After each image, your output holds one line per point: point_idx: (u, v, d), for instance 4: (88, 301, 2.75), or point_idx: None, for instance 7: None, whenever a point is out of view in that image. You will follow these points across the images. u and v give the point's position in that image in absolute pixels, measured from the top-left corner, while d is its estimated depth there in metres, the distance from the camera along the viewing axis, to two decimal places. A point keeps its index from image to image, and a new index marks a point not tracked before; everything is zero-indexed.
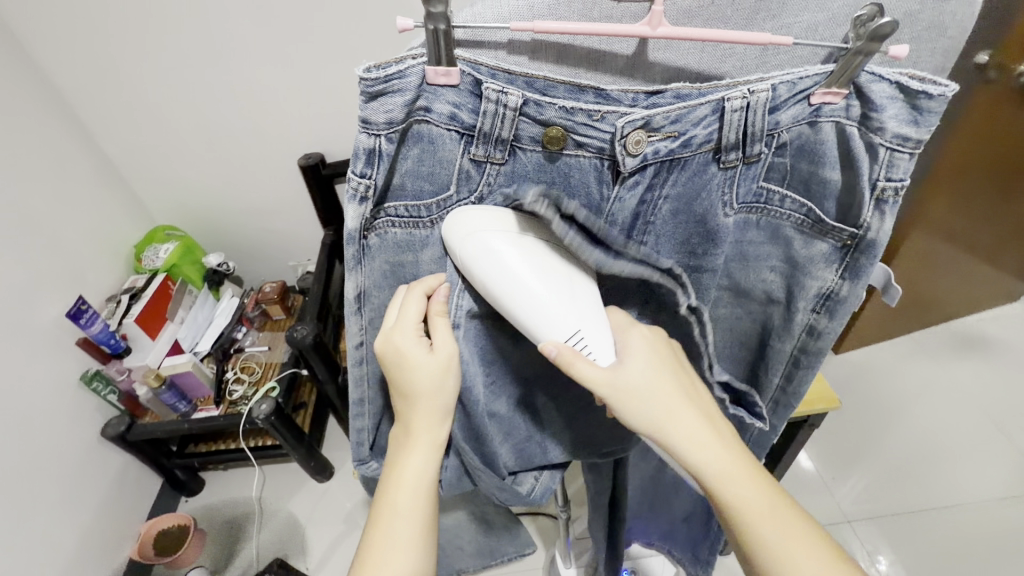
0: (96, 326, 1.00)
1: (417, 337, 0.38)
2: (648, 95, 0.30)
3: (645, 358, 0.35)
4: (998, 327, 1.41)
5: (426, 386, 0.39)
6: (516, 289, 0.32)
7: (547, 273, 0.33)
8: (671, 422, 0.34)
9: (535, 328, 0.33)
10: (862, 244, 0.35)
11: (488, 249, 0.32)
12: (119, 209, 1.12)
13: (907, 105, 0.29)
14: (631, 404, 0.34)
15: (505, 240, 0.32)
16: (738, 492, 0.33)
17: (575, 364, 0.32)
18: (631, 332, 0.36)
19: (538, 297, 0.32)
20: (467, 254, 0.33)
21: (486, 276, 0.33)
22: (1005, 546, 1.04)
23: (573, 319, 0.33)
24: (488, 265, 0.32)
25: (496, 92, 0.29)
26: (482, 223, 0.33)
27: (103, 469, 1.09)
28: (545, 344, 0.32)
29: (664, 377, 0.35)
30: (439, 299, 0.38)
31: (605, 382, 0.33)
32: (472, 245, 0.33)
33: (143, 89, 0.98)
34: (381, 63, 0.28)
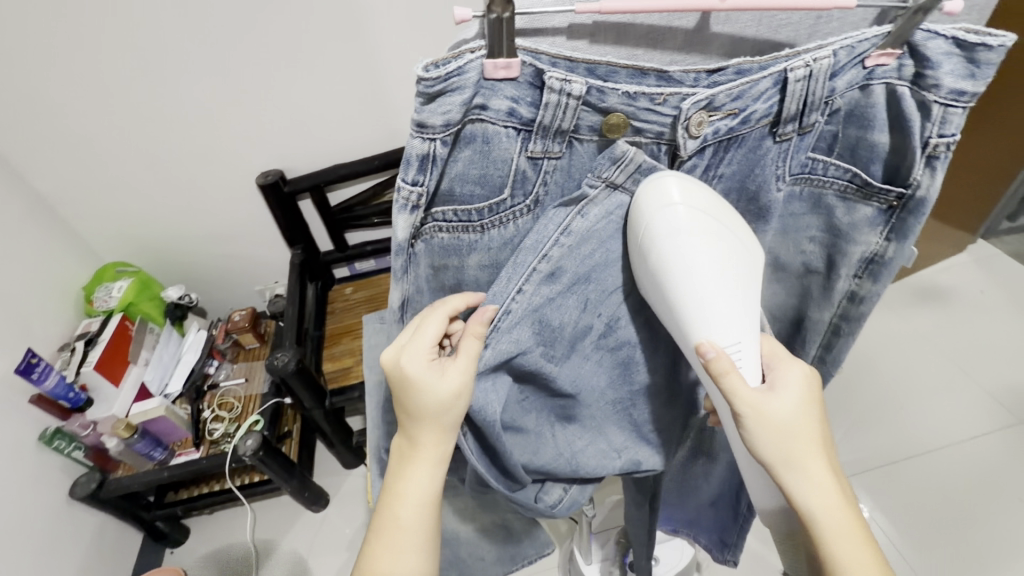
0: (51, 380, 0.91)
1: (428, 362, 0.36)
2: (709, 73, 0.29)
3: (796, 395, 0.33)
4: (949, 277, 1.48)
5: (427, 412, 0.36)
6: (693, 282, 0.31)
7: (727, 272, 0.31)
8: (803, 467, 0.33)
9: (697, 322, 0.32)
10: (910, 203, 0.35)
11: (677, 230, 0.30)
12: (59, 250, 1.02)
13: (963, 59, 0.29)
14: (767, 436, 0.32)
15: (699, 231, 0.31)
16: (845, 550, 0.33)
17: (732, 374, 0.31)
18: (789, 365, 0.35)
19: (714, 295, 0.31)
20: (659, 229, 0.31)
21: (667, 257, 0.31)
22: (983, 478, 1.11)
23: (738, 331, 0.32)
24: (673, 247, 0.31)
25: (559, 82, 0.27)
26: (685, 199, 0.30)
27: (76, 534, 0.99)
28: (702, 343, 0.31)
29: (809, 419, 0.34)
30: (481, 318, 0.34)
31: (750, 405, 0.32)
32: (660, 223, 0.31)
33: (79, 120, 0.90)
34: (439, 59, 0.26)
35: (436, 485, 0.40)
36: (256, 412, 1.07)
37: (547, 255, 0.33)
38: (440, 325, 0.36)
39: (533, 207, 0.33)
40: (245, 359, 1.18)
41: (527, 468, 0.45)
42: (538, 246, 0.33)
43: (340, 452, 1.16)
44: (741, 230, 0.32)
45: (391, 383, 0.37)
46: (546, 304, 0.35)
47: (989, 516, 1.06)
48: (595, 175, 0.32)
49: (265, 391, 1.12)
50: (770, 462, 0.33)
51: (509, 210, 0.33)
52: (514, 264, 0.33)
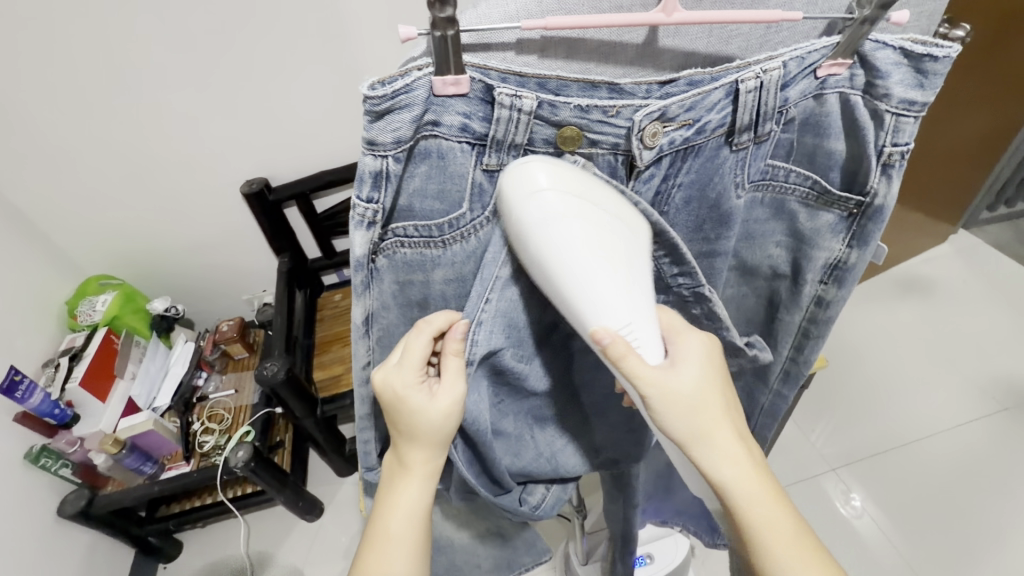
0: (35, 398, 0.90)
1: (418, 381, 0.36)
2: (661, 85, 0.29)
3: (695, 366, 0.34)
4: (934, 267, 1.49)
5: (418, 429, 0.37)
6: (577, 269, 0.30)
7: (608, 254, 0.30)
8: (707, 437, 0.34)
9: (586, 310, 0.31)
10: (869, 211, 0.36)
11: (550, 217, 0.29)
12: (42, 266, 1.01)
13: (912, 69, 0.30)
14: (673, 412, 0.33)
15: (572, 212, 0.29)
16: (760, 511, 0.34)
17: (629, 358, 0.31)
18: (685, 336, 0.35)
19: (599, 280, 0.30)
20: (531, 218, 0.29)
21: (549, 244, 0.29)
22: (969, 466, 1.12)
23: (626, 312, 0.31)
24: (550, 232, 0.29)
25: (509, 97, 0.27)
26: (555, 185, 0.29)
27: (67, 552, 0.99)
28: (597, 331, 0.31)
29: (711, 390, 0.35)
30: (455, 336, 0.35)
31: (653, 384, 0.33)
32: (533, 209, 0.29)
33: (57, 134, 0.89)
34: (385, 79, 0.26)
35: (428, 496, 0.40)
36: (247, 423, 1.07)
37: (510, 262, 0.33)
38: (426, 346, 0.36)
39: (494, 219, 0.33)
40: (234, 370, 1.18)
41: (510, 472, 0.46)
42: (498, 254, 0.33)
43: (332, 460, 1.16)
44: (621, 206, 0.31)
45: (383, 403, 0.38)
46: (514, 312, 0.36)
47: (976, 502, 1.08)
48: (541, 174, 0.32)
49: (254, 401, 1.11)
50: (681, 438, 0.34)
51: (469, 224, 0.33)
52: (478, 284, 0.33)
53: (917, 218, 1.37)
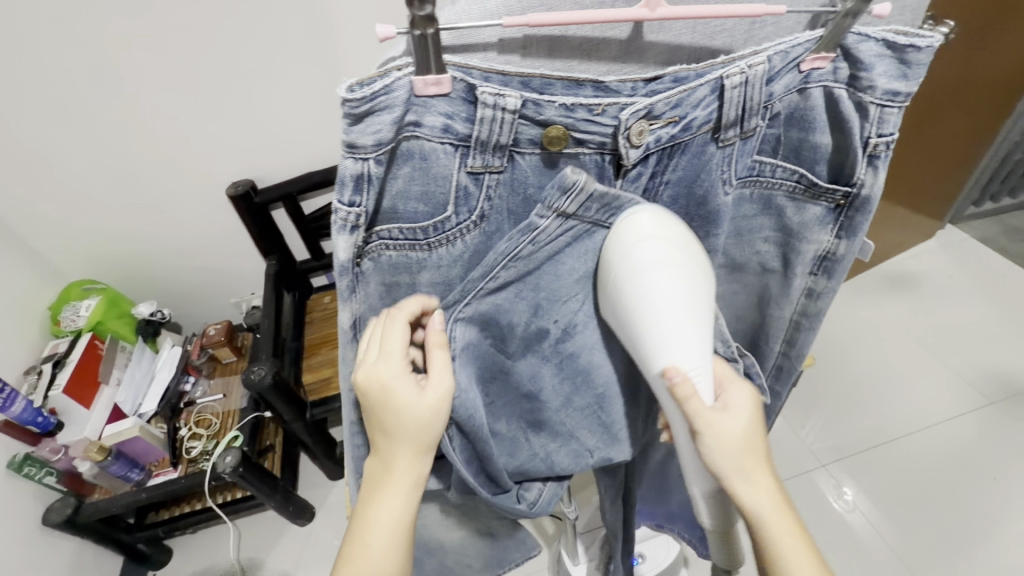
0: (17, 406, 0.87)
1: (405, 373, 0.35)
2: (646, 82, 0.29)
3: (742, 412, 0.33)
4: (920, 263, 1.51)
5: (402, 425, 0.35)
6: (666, 311, 0.31)
7: (692, 304, 0.31)
8: (752, 477, 0.33)
9: (661, 350, 0.32)
10: (856, 202, 0.36)
11: (650, 263, 0.31)
12: (23, 271, 0.99)
13: (895, 60, 0.30)
14: (719, 453, 0.32)
15: (670, 263, 0.31)
16: (793, 555, 0.33)
17: (695, 400, 0.31)
18: (737, 383, 0.35)
19: (688, 321, 0.31)
20: (639, 260, 0.31)
21: (645, 285, 0.31)
22: (958, 461, 1.13)
23: (706, 356, 0.32)
24: (647, 275, 0.31)
25: (492, 96, 0.27)
26: (660, 233, 0.31)
27: (51, 562, 0.96)
28: (668, 368, 0.31)
29: (758, 433, 0.34)
30: (437, 328, 0.35)
31: (708, 421, 0.32)
32: (637, 254, 0.31)
33: (36, 135, 0.87)
34: (364, 80, 0.25)
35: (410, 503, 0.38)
36: (235, 428, 1.05)
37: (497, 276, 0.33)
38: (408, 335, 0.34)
39: (480, 221, 0.32)
40: (222, 374, 1.17)
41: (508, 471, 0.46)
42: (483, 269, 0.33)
43: (323, 463, 1.15)
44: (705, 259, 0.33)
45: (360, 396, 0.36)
46: (498, 310, 0.36)
47: (964, 497, 1.09)
48: (544, 205, 0.31)
49: (243, 406, 1.10)
50: (723, 475, 0.33)
51: (455, 228, 0.32)
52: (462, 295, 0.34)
53: (903, 214, 1.38)
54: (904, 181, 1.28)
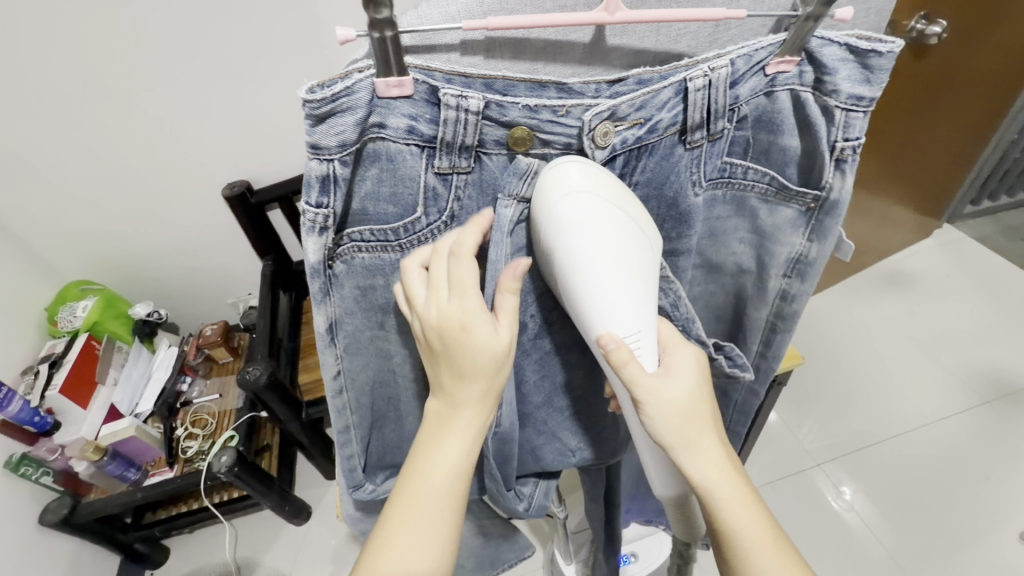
0: (14, 405, 0.88)
1: (480, 309, 0.31)
2: (610, 84, 0.30)
3: (687, 378, 0.33)
4: (916, 262, 1.51)
5: (472, 372, 0.32)
6: (598, 274, 0.30)
7: (627, 262, 0.30)
8: (695, 444, 0.33)
9: (595, 315, 0.31)
10: (826, 205, 0.36)
11: (579, 219, 0.29)
12: (21, 271, 0.99)
13: (858, 65, 0.32)
14: (664, 421, 0.32)
15: (601, 216, 0.29)
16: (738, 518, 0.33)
17: (631, 365, 0.30)
18: (680, 347, 0.35)
19: (621, 285, 0.30)
20: (562, 218, 0.30)
21: (571, 246, 0.30)
22: (952, 459, 1.13)
23: (640, 321, 0.31)
24: (576, 235, 0.29)
25: (455, 98, 0.28)
26: (588, 186, 0.30)
27: (47, 561, 0.97)
28: (603, 334, 0.30)
29: (701, 400, 0.34)
30: (513, 275, 0.31)
31: (647, 390, 0.31)
32: (566, 209, 0.29)
33: (31, 135, 0.87)
34: (325, 81, 0.26)
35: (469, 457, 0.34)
36: (231, 427, 1.06)
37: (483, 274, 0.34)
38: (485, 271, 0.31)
39: (450, 222, 0.33)
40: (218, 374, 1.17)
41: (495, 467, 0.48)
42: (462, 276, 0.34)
43: (319, 462, 1.15)
44: (638, 214, 0.31)
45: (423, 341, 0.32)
46: None
47: (957, 497, 1.09)
48: (506, 193, 0.32)
49: (239, 405, 1.11)
50: (669, 446, 0.33)
51: (426, 229, 0.33)
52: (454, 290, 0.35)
53: (899, 213, 1.38)
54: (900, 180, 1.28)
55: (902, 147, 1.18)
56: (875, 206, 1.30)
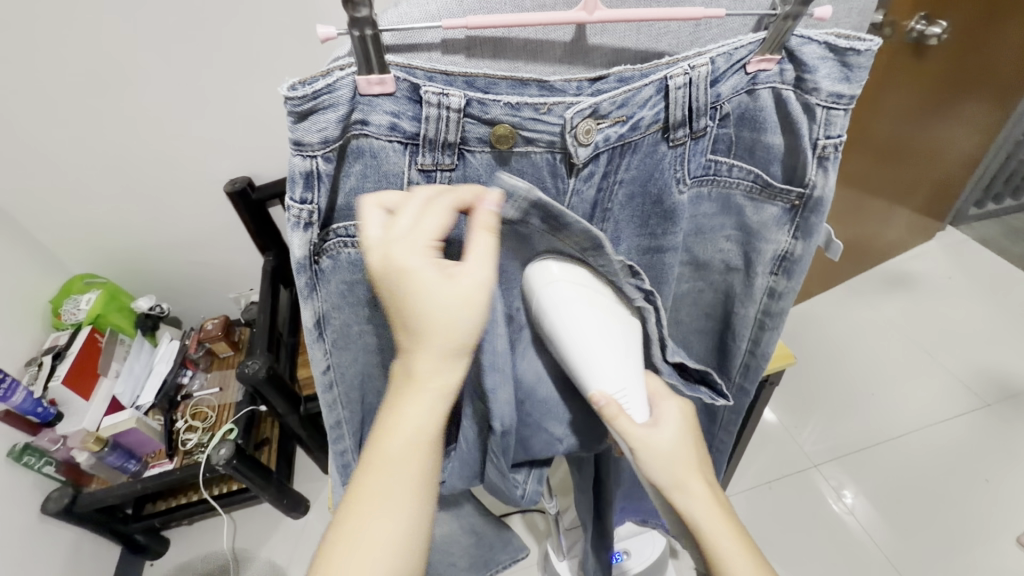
0: (18, 396, 0.89)
1: (428, 258, 0.31)
2: (591, 82, 0.31)
3: (672, 427, 0.39)
4: (919, 264, 1.50)
5: (434, 324, 0.31)
6: (584, 344, 0.36)
7: (608, 328, 0.37)
8: (684, 484, 0.38)
9: (587, 378, 0.37)
10: (810, 203, 0.37)
11: (563, 301, 0.36)
12: (26, 264, 1.00)
13: (837, 63, 0.33)
14: (654, 463, 0.37)
15: (582, 296, 0.36)
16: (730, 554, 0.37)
17: (620, 419, 0.36)
18: (666, 400, 0.40)
19: (603, 351, 0.36)
20: (549, 302, 0.36)
21: (560, 325, 0.36)
22: (952, 462, 1.13)
23: (623, 379, 0.37)
24: (563, 314, 0.36)
25: (436, 95, 0.29)
26: (565, 275, 0.36)
27: (49, 550, 0.98)
28: (595, 394, 0.36)
29: (687, 448, 0.39)
30: (488, 209, 0.31)
31: (638, 440, 0.37)
32: (551, 294, 0.36)
33: (37, 129, 0.88)
34: (305, 79, 0.27)
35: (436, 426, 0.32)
36: (230, 420, 1.06)
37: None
38: (447, 216, 0.31)
39: None
40: (219, 368, 1.18)
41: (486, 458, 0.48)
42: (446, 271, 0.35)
43: (317, 456, 1.16)
44: (616, 294, 0.38)
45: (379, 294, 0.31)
46: None
47: (956, 499, 1.08)
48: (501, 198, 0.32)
49: (239, 399, 1.11)
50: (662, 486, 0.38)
51: None
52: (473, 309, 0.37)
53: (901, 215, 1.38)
54: (902, 182, 1.28)
55: (901, 149, 1.18)
56: (877, 208, 1.30)
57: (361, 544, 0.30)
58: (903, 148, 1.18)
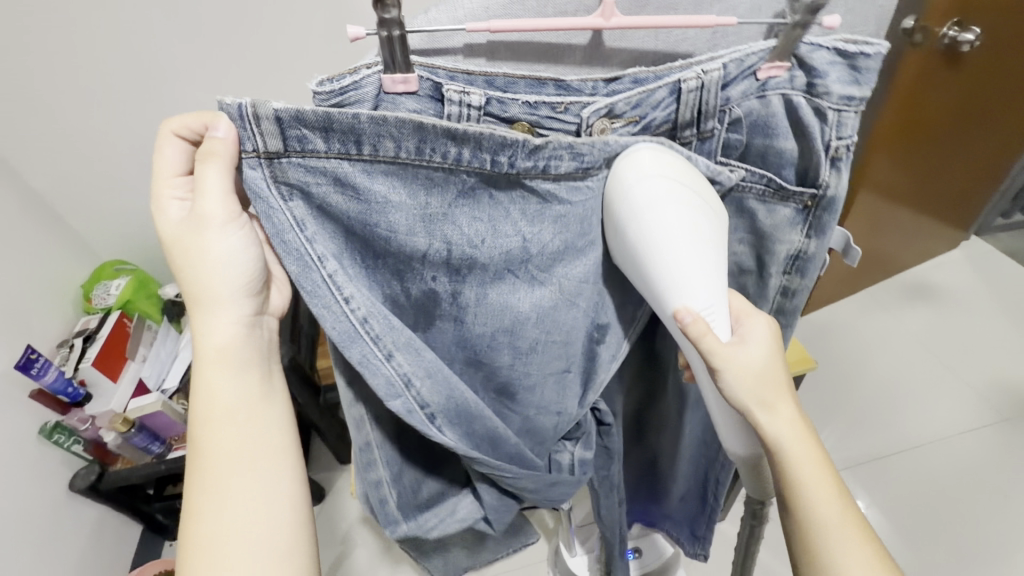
0: (50, 376, 0.92)
1: (166, 195, 0.40)
2: (606, 83, 0.33)
3: (762, 346, 0.38)
4: (942, 274, 1.47)
5: (214, 275, 0.40)
6: (672, 249, 0.34)
7: (697, 233, 0.34)
8: (772, 407, 0.38)
9: (672, 291, 0.35)
10: (823, 202, 0.38)
11: (655, 200, 0.33)
12: (60, 249, 1.04)
13: (847, 67, 0.34)
14: (744, 383, 0.37)
15: (678, 193, 0.33)
16: (807, 474, 0.39)
17: (709, 336, 0.34)
18: (752, 318, 0.39)
19: (690, 259, 0.34)
20: (637, 202, 0.34)
21: (648, 227, 0.34)
22: (971, 476, 1.11)
23: (711, 293, 0.35)
24: (654, 214, 0.33)
25: (457, 93, 0.32)
26: (663, 171, 0.34)
27: (77, 524, 1.01)
28: (681, 308, 0.34)
29: (773, 362, 0.39)
30: (219, 141, 0.34)
31: (730, 359, 0.36)
32: (643, 190, 0.33)
33: (79, 118, 0.93)
34: (336, 77, 0.30)
35: (218, 394, 0.42)
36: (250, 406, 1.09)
37: (287, 241, 0.34)
38: (176, 151, 0.39)
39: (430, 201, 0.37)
40: None
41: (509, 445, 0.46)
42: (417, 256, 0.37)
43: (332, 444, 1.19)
44: (706, 189, 0.35)
45: (171, 256, 0.40)
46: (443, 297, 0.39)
47: (975, 514, 1.06)
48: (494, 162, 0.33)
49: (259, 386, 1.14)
50: (748, 408, 0.38)
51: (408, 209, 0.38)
52: (300, 262, 0.35)
53: (925, 223, 1.35)
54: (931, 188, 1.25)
55: (927, 158, 1.16)
56: (900, 214, 1.28)
57: (204, 453, 0.41)
58: (930, 158, 1.16)
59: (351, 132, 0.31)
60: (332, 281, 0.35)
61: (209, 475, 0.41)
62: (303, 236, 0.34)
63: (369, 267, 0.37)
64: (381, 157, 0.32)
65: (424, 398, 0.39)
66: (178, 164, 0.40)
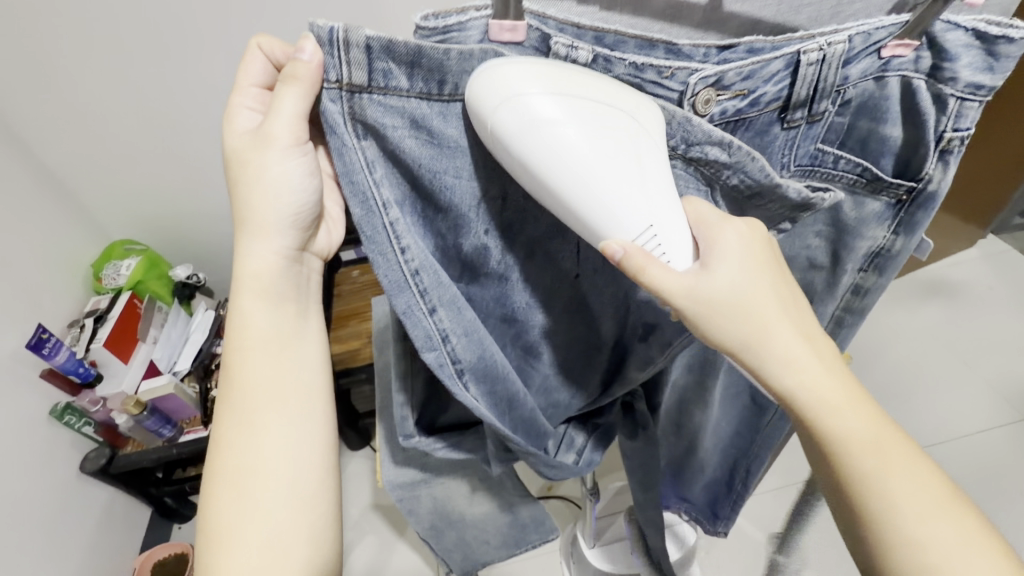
0: (61, 355, 0.90)
1: (240, 108, 0.38)
2: (719, 50, 0.32)
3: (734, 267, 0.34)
4: (958, 272, 1.47)
5: (267, 199, 0.37)
6: (573, 170, 0.29)
7: (599, 144, 0.29)
8: (760, 341, 0.35)
9: (597, 224, 0.31)
10: (919, 198, 0.38)
11: (533, 122, 0.28)
12: (70, 226, 1.01)
13: (982, 51, 0.33)
14: (719, 315, 0.34)
15: (549, 99, 0.28)
16: (826, 411, 0.35)
17: (647, 268, 0.31)
18: (721, 231, 0.34)
19: (598, 179, 0.29)
20: (511, 128, 0.28)
21: (535, 153, 0.29)
22: (988, 472, 1.11)
23: (647, 212, 0.30)
24: (536, 139, 0.28)
25: (565, 47, 0.30)
26: (526, 85, 0.28)
27: (87, 506, 0.99)
28: (609, 244, 0.31)
29: (753, 284, 0.35)
30: (306, 60, 0.30)
31: (692, 288, 0.33)
32: (514, 114, 0.28)
33: (89, 90, 0.90)
34: (441, 13, 0.29)
35: (264, 338, 0.40)
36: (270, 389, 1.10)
37: (356, 182, 0.31)
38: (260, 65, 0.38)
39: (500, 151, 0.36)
40: None
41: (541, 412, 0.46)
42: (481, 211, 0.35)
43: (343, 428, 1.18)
44: (602, 90, 0.30)
45: (230, 171, 0.39)
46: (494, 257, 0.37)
47: (992, 509, 1.07)
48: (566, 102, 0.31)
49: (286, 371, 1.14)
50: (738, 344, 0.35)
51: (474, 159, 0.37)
52: (364, 206, 0.32)
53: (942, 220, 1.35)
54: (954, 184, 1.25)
55: None
56: None
57: (238, 388, 0.39)
58: None
59: (437, 70, 0.30)
60: (393, 229, 0.33)
61: (244, 412, 0.39)
62: (371, 178, 0.32)
63: (426, 217, 0.35)
64: (462, 96, 0.31)
65: (457, 354, 0.37)
66: (260, 78, 0.39)
